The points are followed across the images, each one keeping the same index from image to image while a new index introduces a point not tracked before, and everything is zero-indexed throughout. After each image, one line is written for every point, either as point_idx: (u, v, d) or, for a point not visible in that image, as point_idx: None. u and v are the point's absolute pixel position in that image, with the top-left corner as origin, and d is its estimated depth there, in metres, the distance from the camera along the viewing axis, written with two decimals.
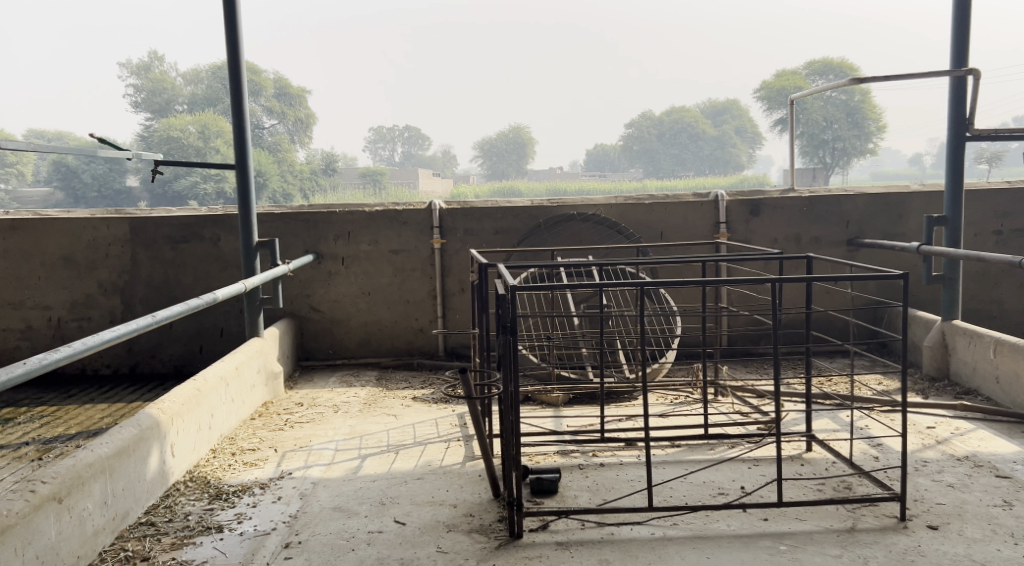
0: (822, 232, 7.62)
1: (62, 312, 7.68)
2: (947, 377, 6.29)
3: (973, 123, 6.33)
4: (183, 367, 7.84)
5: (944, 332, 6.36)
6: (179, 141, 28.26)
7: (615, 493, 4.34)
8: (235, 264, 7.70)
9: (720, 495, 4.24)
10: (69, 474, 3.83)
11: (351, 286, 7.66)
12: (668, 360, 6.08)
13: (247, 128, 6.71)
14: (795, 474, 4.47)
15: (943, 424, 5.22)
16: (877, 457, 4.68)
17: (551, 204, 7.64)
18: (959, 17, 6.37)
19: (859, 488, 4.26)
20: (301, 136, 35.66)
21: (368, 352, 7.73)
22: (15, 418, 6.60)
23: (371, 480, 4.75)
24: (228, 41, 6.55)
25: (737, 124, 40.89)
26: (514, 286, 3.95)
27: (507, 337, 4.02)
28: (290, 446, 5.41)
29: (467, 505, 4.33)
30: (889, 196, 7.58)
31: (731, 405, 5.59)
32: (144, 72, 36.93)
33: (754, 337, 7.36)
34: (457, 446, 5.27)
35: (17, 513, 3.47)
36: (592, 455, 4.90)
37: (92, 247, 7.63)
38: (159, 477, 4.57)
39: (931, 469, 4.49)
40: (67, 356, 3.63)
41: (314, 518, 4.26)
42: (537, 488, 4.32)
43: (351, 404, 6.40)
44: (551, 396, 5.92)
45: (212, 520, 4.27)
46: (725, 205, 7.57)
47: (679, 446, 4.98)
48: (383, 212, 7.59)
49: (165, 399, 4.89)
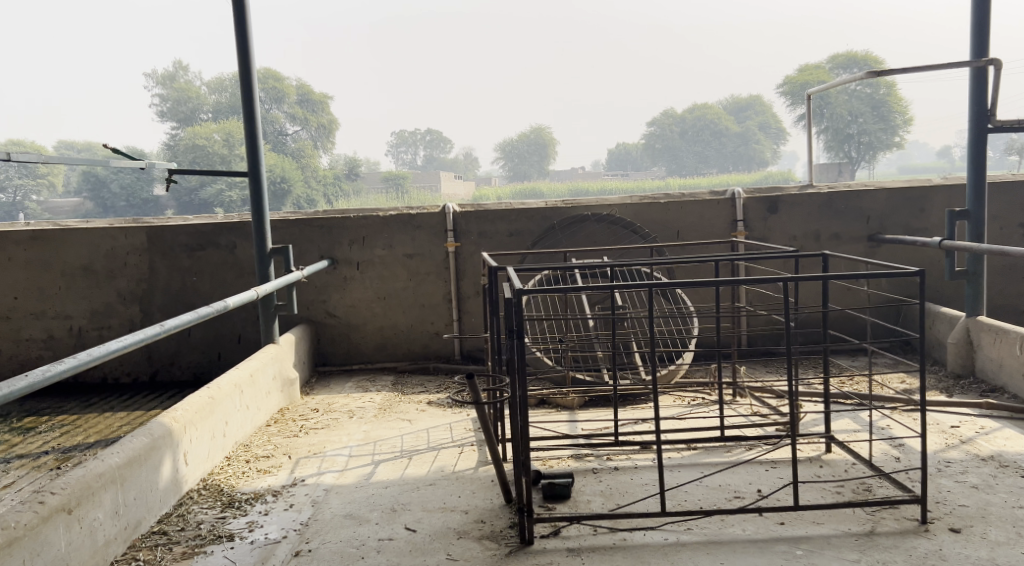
0: (842, 228, 7.49)
1: (83, 322, 7.73)
2: (973, 375, 6.14)
3: (995, 114, 6.18)
4: (202, 374, 7.87)
5: (969, 329, 6.21)
6: (205, 149, 28.49)
7: (629, 498, 4.27)
8: (251, 271, 7.72)
9: (736, 499, 4.16)
10: (79, 485, 3.82)
11: (367, 291, 7.64)
12: (685, 362, 6.00)
13: (258, 134, 6.70)
14: (813, 477, 4.38)
15: (968, 423, 5.09)
16: (899, 458, 4.58)
17: (565, 206, 7.59)
18: (979, 4, 6.22)
19: (879, 490, 4.16)
20: (325, 141, 35.84)
21: (385, 356, 7.71)
22: (36, 427, 6.64)
23: (384, 486, 4.72)
24: (239, 47, 6.55)
25: (761, 119, 40.59)
26: (520, 289, 3.91)
27: (514, 340, 3.97)
28: (304, 452, 5.39)
29: (479, 511, 4.28)
30: (910, 191, 7.44)
31: (750, 407, 5.52)
32: (170, 81, 37.28)
33: (773, 338, 7.28)
34: (471, 451, 5.22)
35: (24, 525, 3.46)
36: (606, 458, 4.84)
37: (111, 256, 7.67)
38: (172, 486, 4.56)
39: (954, 470, 4.38)
40: (72, 366, 3.61)
41: (325, 526, 4.23)
42: (549, 493, 4.26)
43: (366, 409, 6.37)
44: (566, 399, 5.87)
45: (224, 528, 4.25)
46: (742, 203, 7.48)
47: (696, 449, 4.89)
48: (397, 217, 7.57)
49: (177, 408, 4.88)
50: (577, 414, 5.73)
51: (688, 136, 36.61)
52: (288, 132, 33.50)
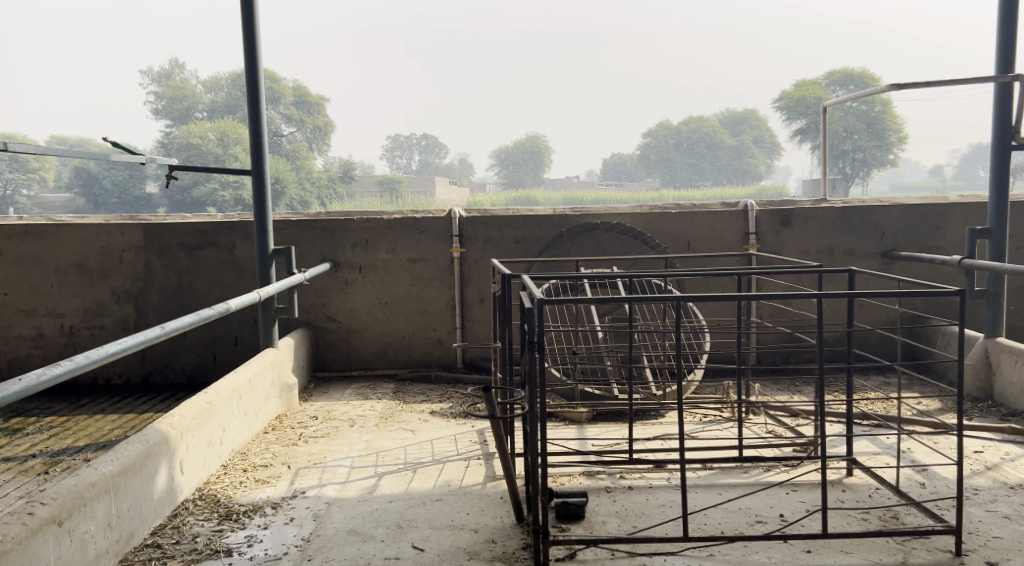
0: (855, 244, 7.34)
1: (75, 320, 7.51)
2: (991, 398, 5.99)
3: (1020, 131, 6.03)
4: (197, 377, 7.66)
5: (988, 349, 6.06)
6: (200, 148, 28.37)
7: (646, 520, 4.09)
8: (250, 272, 7.52)
9: (759, 524, 3.98)
10: (70, 495, 3.62)
11: (368, 296, 7.46)
12: (697, 377, 5.86)
13: (263, 132, 6.50)
14: (838, 502, 4.21)
15: (992, 448, 4.94)
16: (924, 483, 4.41)
17: (574, 214, 7.44)
18: (1005, 20, 6.09)
19: (907, 518, 4.00)
20: (321, 144, 35.62)
21: (385, 363, 7.52)
22: (24, 429, 6.42)
23: (388, 501, 4.53)
24: (246, 42, 6.37)
25: (757, 132, 40.83)
26: (542, 298, 3.70)
27: (534, 352, 3.77)
28: (303, 462, 5.19)
29: (489, 530, 4.10)
30: (926, 207, 7.30)
31: (765, 426, 5.37)
32: (165, 79, 37.10)
33: (784, 355, 7.11)
34: (477, 465, 5.04)
35: (13, 539, 3.26)
36: (619, 477, 4.67)
37: (105, 254, 7.47)
38: (167, 495, 4.36)
39: (984, 498, 4.22)
40: (67, 371, 3.41)
41: (328, 542, 4.03)
42: (562, 513, 4.08)
43: (367, 418, 6.18)
44: (574, 413, 5.72)
45: (222, 543, 4.05)
46: (755, 215, 7.32)
47: (712, 468, 4.72)
48: (402, 221, 7.40)
49: (174, 413, 4.68)
50: (586, 429, 5.57)
51: (684, 146, 37.08)
52: (282, 133, 33.39)
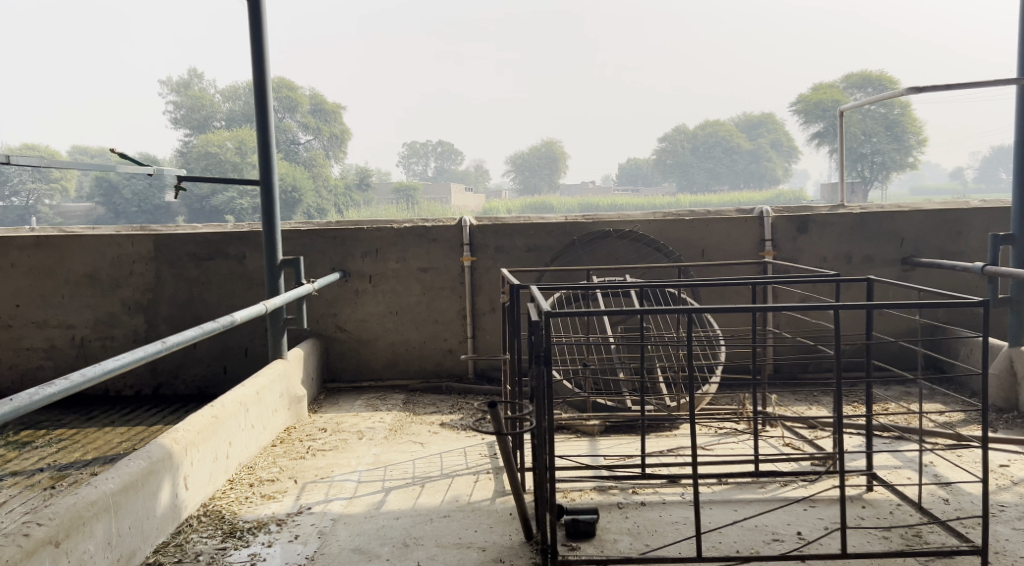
0: (874, 250, 7.19)
1: (86, 331, 7.48)
2: (1017, 409, 5.83)
3: None
4: (207, 388, 7.60)
5: (1012, 359, 5.90)
6: (217, 157, 28.50)
7: (659, 538, 3.97)
8: (260, 282, 7.45)
9: (775, 542, 3.86)
10: (68, 515, 3.54)
11: (379, 306, 7.38)
12: (713, 388, 5.75)
13: (270, 141, 6.44)
14: (857, 519, 4.08)
15: (1018, 462, 4.79)
16: (947, 499, 4.28)
17: (587, 221, 7.34)
18: None
19: (931, 537, 3.86)
20: (338, 151, 35.69)
21: (396, 373, 7.44)
22: (32, 442, 6.37)
23: (395, 517, 4.43)
24: (253, 53, 6.31)
25: (773, 136, 40.54)
26: (549, 310, 3.60)
27: (541, 366, 3.68)
28: (310, 477, 5.09)
29: (497, 548, 3.99)
30: (946, 213, 7.14)
31: (782, 439, 5.25)
32: (184, 89, 37.33)
33: (802, 365, 6.97)
34: (486, 479, 4.93)
35: (6, 561, 3.18)
36: (632, 492, 4.55)
37: (116, 264, 7.43)
38: (170, 512, 4.28)
39: (1010, 515, 4.07)
40: (62, 390, 3.34)
41: (332, 561, 3.94)
42: (572, 530, 3.97)
43: (376, 430, 6.09)
44: (587, 426, 5.62)
45: (224, 562, 3.96)
46: (771, 222, 7.19)
47: (727, 483, 4.60)
48: (412, 230, 7.32)
49: (178, 428, 4.61)
50: (599, 442, 5.46)
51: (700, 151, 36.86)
52: (299, 141, 33.49)
